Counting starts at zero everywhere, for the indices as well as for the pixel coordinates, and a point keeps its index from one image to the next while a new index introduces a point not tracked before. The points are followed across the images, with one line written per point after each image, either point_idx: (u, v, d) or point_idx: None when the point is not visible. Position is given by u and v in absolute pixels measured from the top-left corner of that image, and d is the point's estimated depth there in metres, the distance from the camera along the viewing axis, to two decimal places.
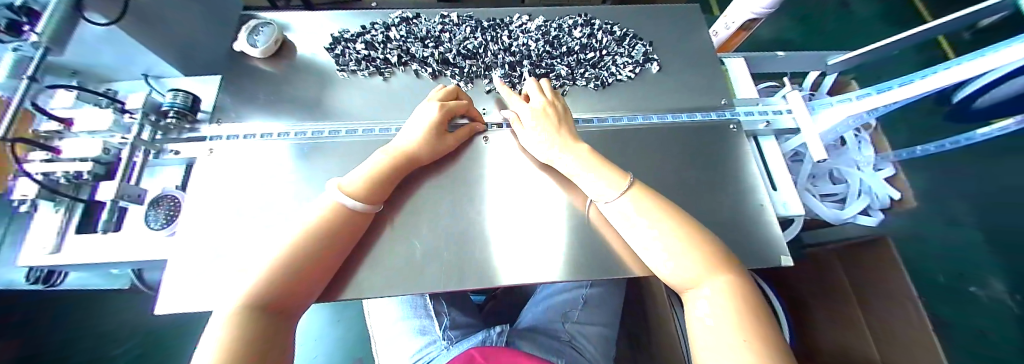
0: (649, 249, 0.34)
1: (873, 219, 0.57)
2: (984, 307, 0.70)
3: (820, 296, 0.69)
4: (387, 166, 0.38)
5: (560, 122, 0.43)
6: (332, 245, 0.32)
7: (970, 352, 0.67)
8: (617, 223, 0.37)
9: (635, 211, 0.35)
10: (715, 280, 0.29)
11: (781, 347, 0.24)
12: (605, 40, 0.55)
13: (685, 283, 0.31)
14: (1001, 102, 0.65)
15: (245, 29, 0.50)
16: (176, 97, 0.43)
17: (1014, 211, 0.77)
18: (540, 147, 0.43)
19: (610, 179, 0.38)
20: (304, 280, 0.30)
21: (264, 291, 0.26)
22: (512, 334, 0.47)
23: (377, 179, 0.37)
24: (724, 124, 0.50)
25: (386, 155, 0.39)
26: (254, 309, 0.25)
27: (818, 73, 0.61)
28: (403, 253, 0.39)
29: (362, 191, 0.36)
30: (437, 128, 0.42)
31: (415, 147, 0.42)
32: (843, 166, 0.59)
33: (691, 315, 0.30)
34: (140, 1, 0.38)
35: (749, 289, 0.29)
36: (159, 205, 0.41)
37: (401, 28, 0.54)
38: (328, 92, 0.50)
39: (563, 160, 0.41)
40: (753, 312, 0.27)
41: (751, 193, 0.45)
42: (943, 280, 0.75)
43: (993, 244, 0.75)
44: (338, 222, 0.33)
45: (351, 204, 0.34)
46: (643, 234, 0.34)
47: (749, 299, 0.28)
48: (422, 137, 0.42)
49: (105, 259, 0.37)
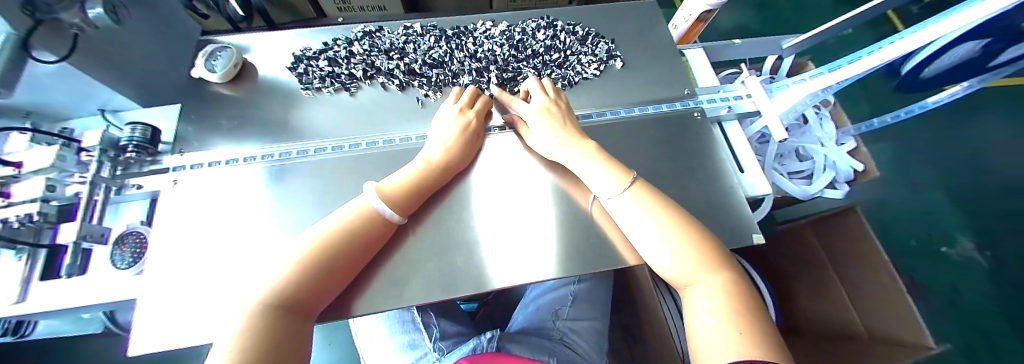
0: (649, 242, 0.34)
1: (839, 192, 0.60)
2: (956, 265, 0.87)
3: (802, 271, 0.73)
4: (419, 175, 0.40)
5: (565, 116, 0.45)
6: (355, 251, 0.33)
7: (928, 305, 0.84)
8: (620, 219, 0.37)
9: (638, 208, 0.36)
10: (711, 278, 0.31)
11: (771, 340, 0.25)
12: (569, 40, 0.56)
13: (684, 279, 0.32)
14: (945, 71, 0.69)
15: (202, 54, 0.49)
16: (133, 131, 0.41)
17: (971, 185, 0.93)
18: (541, 141, 0.45)
19: (616, 174, 0.39)
20: (323, 287, 0.30)
21: (281, 293, 0.26)
22: (503, 339, 0.46)
23: (412, 185, 0.39)
24: (688, 113, 0.52)
25: (420, 163, 0.41)
26: (269, 309, 0.25)
27: (775, 57, 0.64)
28: (412, 263, 0.38)
29: (393, 195, 0.37)
30: (463, 138, 0.44)
31: (448, 158, 0.43)
32: (807, 143, 0.62)
33: (690, 310, 0.30)
34: (91, 34, 0.37)
35: (742, 288, 0.30)
36: (124, 243, 0.40)
37: (364, 42, 0.54)
38: (294, 112, 0.49)
39: (572, 159, 0.42)
40: (746, 310, 0.27)
41: (719, 178, 0.47)
42: (916, 243, 0.90)
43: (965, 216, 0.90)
44: (367, 225, 0.34)
45: (386, 211, 0.35)
46: (643, 227, 0.35)
47: (742, 299, 0.29)
48: (452, 143, 0.43)
49: (69, 305, 0.35)
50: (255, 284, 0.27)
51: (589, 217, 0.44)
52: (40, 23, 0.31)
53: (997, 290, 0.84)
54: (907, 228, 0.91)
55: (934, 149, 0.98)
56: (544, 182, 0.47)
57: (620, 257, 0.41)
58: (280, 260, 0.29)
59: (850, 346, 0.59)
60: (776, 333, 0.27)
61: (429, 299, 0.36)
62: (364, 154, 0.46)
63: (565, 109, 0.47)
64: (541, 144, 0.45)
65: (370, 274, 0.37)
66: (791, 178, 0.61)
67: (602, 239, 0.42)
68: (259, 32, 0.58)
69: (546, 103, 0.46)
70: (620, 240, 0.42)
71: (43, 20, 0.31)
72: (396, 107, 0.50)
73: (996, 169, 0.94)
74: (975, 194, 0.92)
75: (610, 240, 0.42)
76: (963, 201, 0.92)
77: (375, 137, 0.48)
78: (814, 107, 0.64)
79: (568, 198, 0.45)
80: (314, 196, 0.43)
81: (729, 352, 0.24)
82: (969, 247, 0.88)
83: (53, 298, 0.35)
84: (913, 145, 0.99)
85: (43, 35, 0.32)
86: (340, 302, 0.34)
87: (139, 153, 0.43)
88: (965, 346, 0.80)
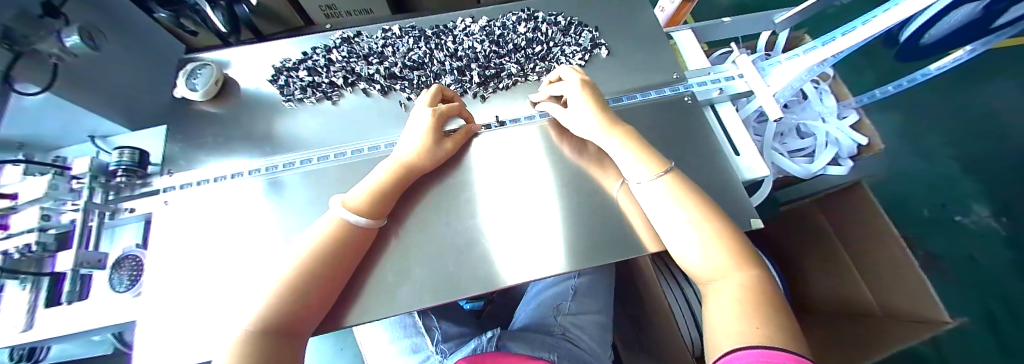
0: (678, 234, 0.33)
1: (842, 168, 0.59)
2: (971, 233, 0.85)
3: (810, 249, 0.71)
4: (387, 182, 0.38)
5: (601, 101, 0.43)
6: (335, 270, 0.32)
7: (941, 276, 0.83)
8: (647, 207, 0.36)
9: (667, 197, 0.35)
10: (736, 276, 0.29)
11: (794, 335, 0.24)
12: (551, 31, 0.55)
13: (712, 275, 0.30)
14: (950, 34, 0.62)
15: (182, 74, 0.49)
16: (122, 155, 0.42)
17: (982, 149, 0.90)
18: (583, 125, 0.43)
19: (649, 163, 0.37)
20: (311, 303, 0.30)
21: (267, 318, 0.26)
22: (504, 337, 0.45)
23: (377, 194, 0.37)
24: (678, 98, 0.51)
25: (387, 166, 0.39)
26: (257, 335, 0.26)
27: (768, 33, 0.61)
28: (403, 271, 0.38)
29: (361, 207, 0.35)
30: (432, 132, 0.42)
31: (415, 158, 0.41)
32: (806, 119, 0.61)
33: (709, 307, 0.29)
34: (71, 63, 0.37)
35: (763, 285, 0.28)
36: (121, 267, 0.40)
37: (343, 48, 0.53)
38: (279, 125, 0.49)
39: (606, 142, 0.41)
40: (762, 306, 0.26)
41: (713, 161, 0.46)
42: (928, 213, 0.87)
43: (981, 184, 0.87)
44: (340, 240, 0.33)
45: (355, 220, 0.34)
46: (671, 216, 0.34)
47: (762, 295, 0.27)
48: (420, 146, 0.41)
49: (75, 330, 0.36)
50: (245, 307, 0.28)
51: (590, 208, 0.43)
52: (19, 57, 0.31)
53: (1013, 258, 0.81)
54: (916, 199, 0.89)
55: (943, 115, 0.95)
56: (551, 173, 0.46)
57: (620, 249, 0.40)
58: (270, 280, 0.29)
59: (861, 322, 0.59)
60: (798, 331, 0.24)
61: (423, 305, 0.36)
62: (352, 162, 0.46)
63: (595, 90, 0.44)
64: (583, 128, 0.43)
65: (361, 284, 0.36)
66: (792, 157, 0.60)
67: (600, 234, 0.41)
68: (240, 46, 0.57)
69: (578, 83, 0.44)
70: (618, 230, 0.41)
71: (22, 53, 0.32)
72: (383, 112, 0.50)
73: (1010, 132, 0.90)
74: (986, 159, 0.89)
75: (609, 232, 0.41)
76: (976, 169, 0.89)
77: (360, 144, 0.47)
78: (813, 81, 0.62)
79: (594, 181, 0.45)
80: (305, 207, 0.43)
81: (738, 341, 0.23)
82: (984, 214, 0.85)
83: (60, 324, 0.36)
84: (920, 114, 0.96)
85: (24, 68, 0.32)
86: (336, 312, 0.35)
87: (130, 177, 0.43)
88: (979, 316, 0.78)
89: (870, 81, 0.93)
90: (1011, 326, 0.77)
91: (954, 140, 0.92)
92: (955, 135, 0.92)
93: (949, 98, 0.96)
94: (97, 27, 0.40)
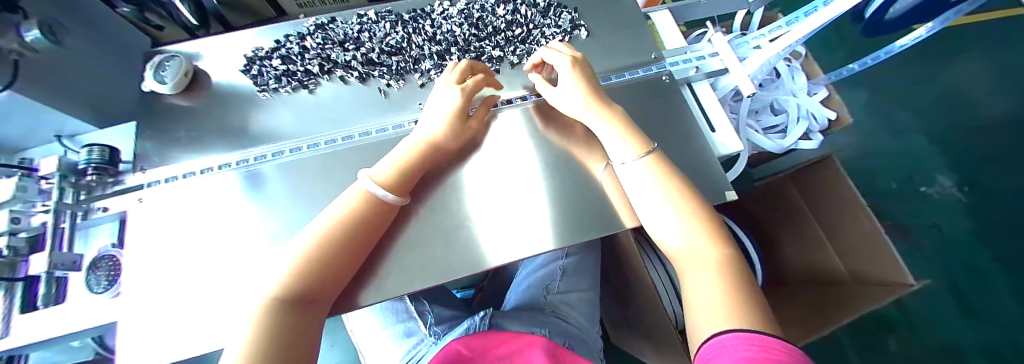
0: (659, 216, 0.34)
1: (813, 142, 0.61)
2: (936, 203, 0.90)
3: (785, 223, 0.73)
4: (414, 159, 0.38)
5: (591, 78, 0.43)
6: (358, 245, 0.32)
7: (904, 242, 0.89)
8: (627, 186, 0.38)
9: (649, 177, 0.36)
10: (714, 254, 0.30)
11: (767, 316, 0.25)
12: (530, 13, 0.55)
13: (687, 253, 0.32)
14: (920, 3, 0.63)
15: (149, 66, 0.47)
16: (91, 153, 0.39)
17: (946, 121, 0.95)
18: (569, 101, 0.42)
19: (633, 144, 0.38)
20: (332, 274, 0.30)
21: (286, 287, 0.27)
22: (496, 315, 0.46)
23: (405, 169, 0.37)
24: (657, 77, 0.51)
25: (417, 142, 0.40)
26: (286, 302, 0.26)
27: (743, 12, 0.63)
28: (413, 252, 0.38)
29: (389, 181, 0.36)
30: (459, 112, 0.42)
31: (443, 135, 0.41)
32: (780, 96, 0.63)
33: (687, 284, 0.30)
34: (30, 57, 0.34)
35: (738, 267, 0.30)
36: (98, 267, 0.39)
37: (317, 35, 0.52)
38: (255, 117, 0.48)
39: (591, 119, 0.41)
40: (739, 287, 0.27)
41: (691, 139, 0.47)
42: (896, 185, 0.93)
43: (946, 155, 0.92)
44: (367, 210, 0.34)
45: (384, 195, 0.35)
46: (650, 194, 0.35)
47: (736, 276, 0.29)
48: (447, 124, 0.41)
49: (58, 333, 0.35)
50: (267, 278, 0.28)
51: (573, 187, 0.44)
52: None
53: (974, 223, 0.87)
54: (886, 173, 0.94)
55: (908, 90, 1.00)
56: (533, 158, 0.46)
57: (600, 226, 0.41)
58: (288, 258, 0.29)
59: (836, 290, 0.64)
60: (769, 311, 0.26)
61: (414, 287, 0.36)
62: (329, 151, 0.45)
63: (585, 66, 0.44)
64: (569, 104, 0.43)
65: (384, 256, 0.37)
66: (766, 134, 0.62)
67: (587, 210, 0.42)
68: (208, 36, 0.55)
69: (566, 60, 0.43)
70: (598, 207, 0.43)
71: None
72: (363, 102, 0.49)
73: (972, 106, 0.95)
74: (950, 131, 0.94)
75: (589, 212, 0.42)
76: (940, 140, 0.94)
77: (335, 135, 0.47)
78: (785, 59, 0.64)
79: (578, 161, 0.46)
80: (289, 197, 0.42)
81: (718, 319, 0.25)
82: (947, 184, 0.91)
83: (39, 328, 0.34)
84: (888, 90, 1.01)
85: None
86: (350, 291, 0.35)
87: (100, 175, 0.41)
88: (940, 277, 0.85)
89: (842, 59, 0.97)
90: (972, 285, 0.83)
91: (919, 113, 0.97)
92: (921, 109, 0.97)
93: (914, 73, 1.01)
94: (57, 19, 0.38)
